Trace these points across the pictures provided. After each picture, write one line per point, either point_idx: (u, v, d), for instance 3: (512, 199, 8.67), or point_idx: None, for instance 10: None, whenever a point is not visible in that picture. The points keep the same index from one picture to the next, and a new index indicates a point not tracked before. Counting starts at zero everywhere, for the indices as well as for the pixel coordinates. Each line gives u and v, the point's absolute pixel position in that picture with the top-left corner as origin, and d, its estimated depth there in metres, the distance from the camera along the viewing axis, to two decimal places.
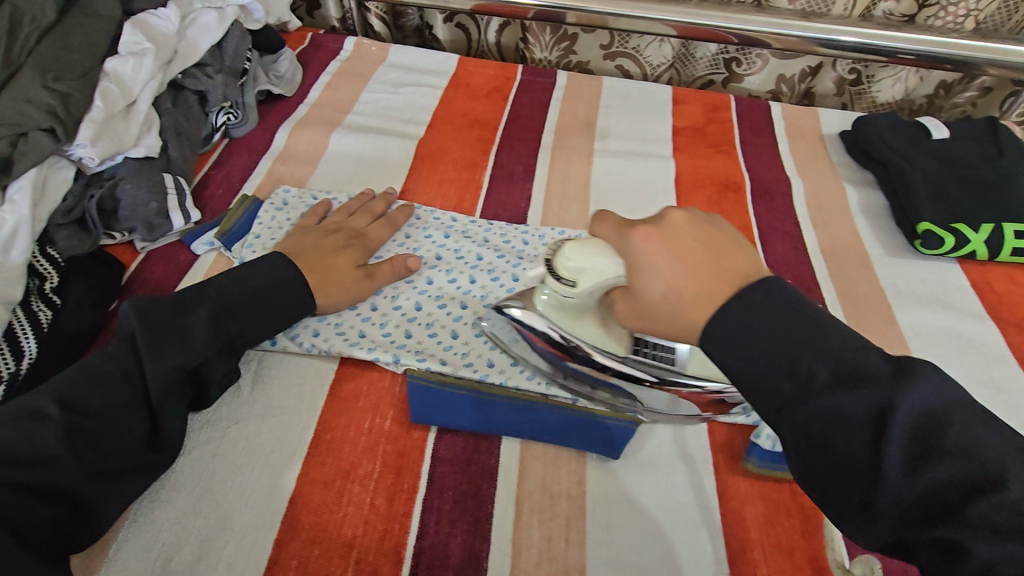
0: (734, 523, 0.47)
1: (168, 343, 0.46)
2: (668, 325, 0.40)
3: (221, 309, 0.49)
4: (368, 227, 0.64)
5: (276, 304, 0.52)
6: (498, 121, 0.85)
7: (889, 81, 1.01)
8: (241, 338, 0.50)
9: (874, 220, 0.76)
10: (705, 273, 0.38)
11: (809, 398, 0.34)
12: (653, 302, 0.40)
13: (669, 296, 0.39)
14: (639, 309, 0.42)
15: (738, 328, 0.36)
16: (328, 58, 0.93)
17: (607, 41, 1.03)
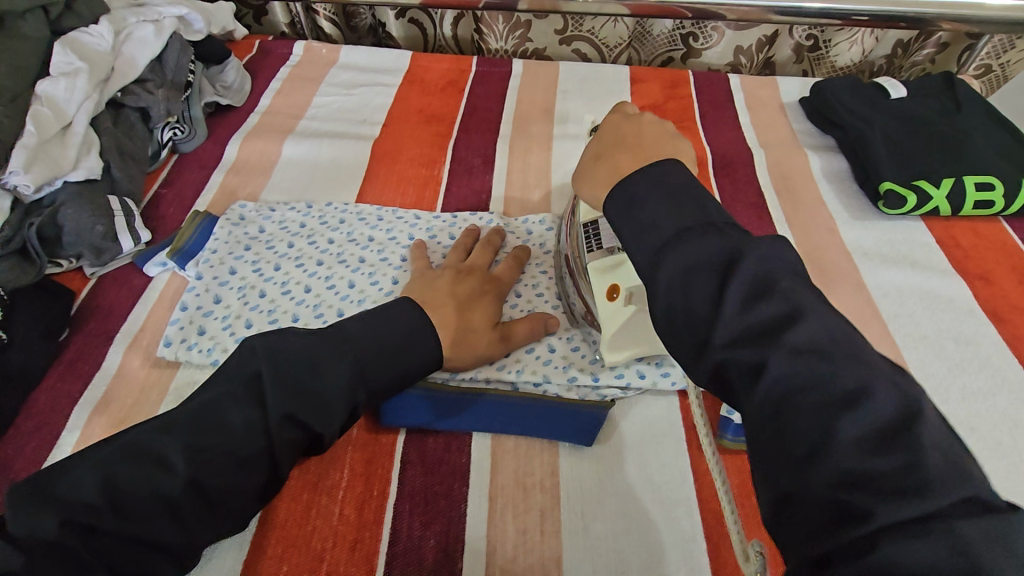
0: (710, 499, 0.47)
1: (301, 403, 0.41)
2: (591, 180, 0.44)
3: (359, 374, 0.44)
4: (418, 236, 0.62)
5: (408, 354, 0.46)
6: (454, 115, 0.84)
7: (846, 44, 1.00)
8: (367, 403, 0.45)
9: (837, 184, 0.76)
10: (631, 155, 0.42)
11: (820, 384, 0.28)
12: (588, 161, 0.45)
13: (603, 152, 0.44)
14: (581, 170, 0.45)
15: (638, 192, 0.38)
16: (277, 65, 0.91)
17: (561, 26, 1.02)
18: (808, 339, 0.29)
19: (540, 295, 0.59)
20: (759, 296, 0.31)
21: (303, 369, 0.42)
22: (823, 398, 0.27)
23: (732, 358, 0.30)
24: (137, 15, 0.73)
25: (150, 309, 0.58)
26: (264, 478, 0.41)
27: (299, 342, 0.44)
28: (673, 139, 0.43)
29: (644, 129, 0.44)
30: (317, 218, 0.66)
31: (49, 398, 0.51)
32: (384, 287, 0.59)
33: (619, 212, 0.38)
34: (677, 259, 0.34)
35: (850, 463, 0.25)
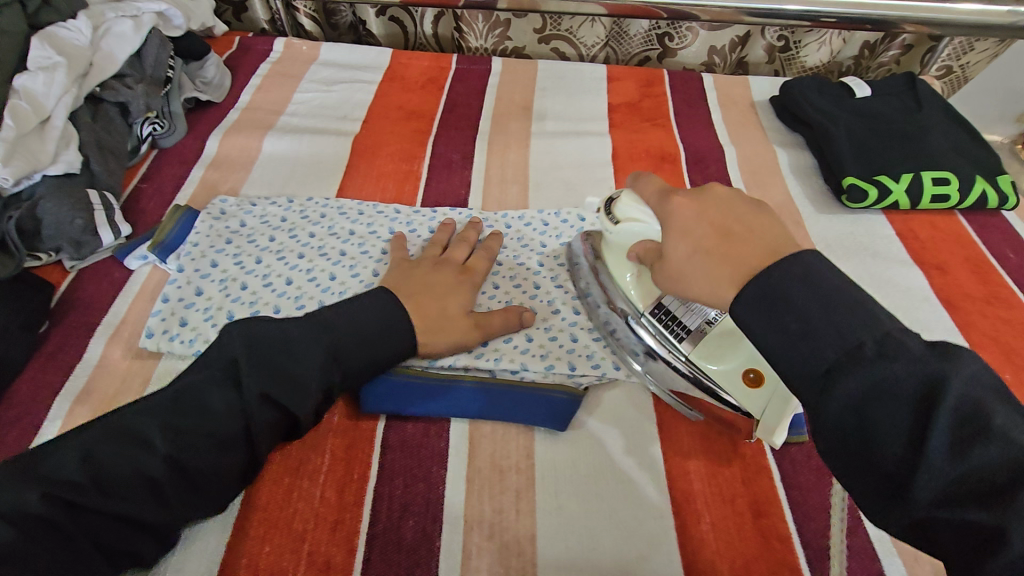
0: (677, 477, 0.49)
1: (277, 382, 0.43)
2: (706, 283, 0.40)
3: (333, 355, 0.45)
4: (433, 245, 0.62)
5: (385, 346, 0.48)
6: (434, 112, 0.85)
7: (814, 45, 1.03)
8: (340, 384, 0.46)
9: (804, 179, 0.79)
10: (738, 255, 0.39)
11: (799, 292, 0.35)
12: (692, 259, 0.41)
13: (700, 251, 0.41)
14: (676, 274, 0.42)
15: (776, 290, 0.36)
16: (257, 61, 0.91)
17: (540, 25, 1.04)
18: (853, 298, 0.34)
19: (518, 287, 0.61)
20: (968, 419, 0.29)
21: (278, 351, 0.44)
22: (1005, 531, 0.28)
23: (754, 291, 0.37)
24: (116, 10, 0.73)
25: (131, 301, 0.59)
26: (242, 458, 0.42)
27: (275, 327, 0.45)
28: (769, 226, 0.40)
29: (737, 217, 0.41)
30: (299, 212, 0.67)
31: (28, 388, 0.52)
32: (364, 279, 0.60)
33: (756, 313, 0.37)
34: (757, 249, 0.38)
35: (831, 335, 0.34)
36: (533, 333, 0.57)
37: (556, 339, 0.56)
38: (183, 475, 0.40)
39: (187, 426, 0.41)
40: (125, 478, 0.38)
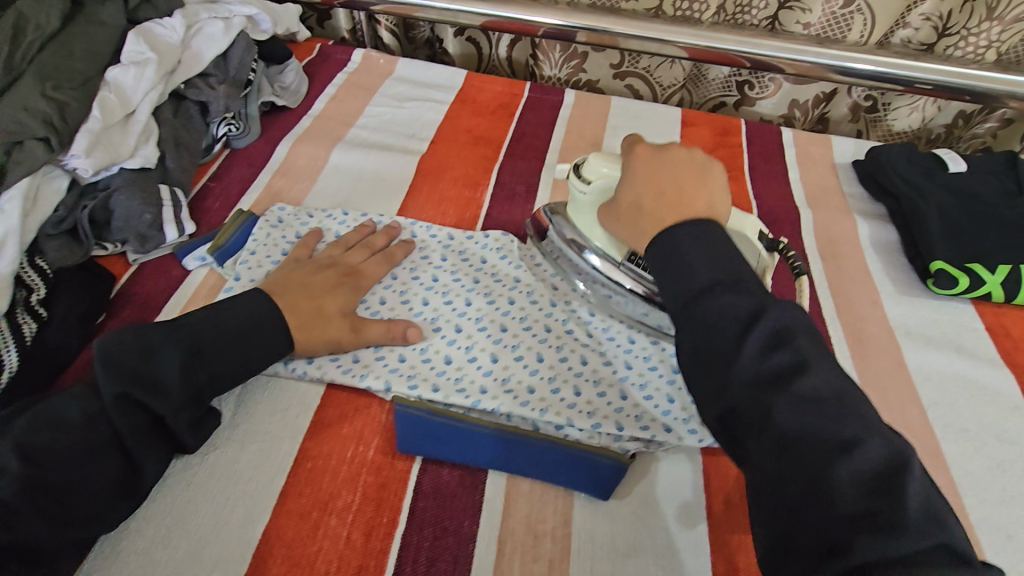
0: (725, 574, 0.45)
1: (142, 388, 0.44)
2: (628, 227, 0.53)
3: (195, 358, 0.47)
4: (363, 263, 0.60)
5: (256, 353, 0.50)
6: (502, 139, 0.84)
7: (906, 110, 0.98)
8: (211, 386, 0.47)
9: (885, 255, 0.74)
10: (661, 200, 0.49)
11: (711, 301, 0.41)
12: (627, 208, 0.52)
13: (633, 205, 0.51)
14: (612, 215, 0.55)
15: (686, 242, 0.45)
16: (335, 70, 0.92)
17: (617, 61, 1.02)
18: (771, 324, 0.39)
19: (570, 332, 0.58)
20: (774, 346, 0.38)
21: (135, 354, 0.45)
22: (820, 447, 0.34)
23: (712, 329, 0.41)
24: (208, 11, 0.75)
25: (185, 301, 0.59)
26: (115, 469, 0.43)
27: (154, 344, 0.46)
28: (700, 190, 0.49)
29: (672, 177, 0.50)
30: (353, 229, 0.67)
31: (74, 381, 0.51)
32: (414, 307, 0.59)
33: (664, 257, 0.45)
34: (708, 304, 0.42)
35: (756, 373, 0.38)
36: (581, 386, 0.54)
37: (605, 397, 0.53)
38: (44, 492, 0.39)
39: (45, 443, 0.41)
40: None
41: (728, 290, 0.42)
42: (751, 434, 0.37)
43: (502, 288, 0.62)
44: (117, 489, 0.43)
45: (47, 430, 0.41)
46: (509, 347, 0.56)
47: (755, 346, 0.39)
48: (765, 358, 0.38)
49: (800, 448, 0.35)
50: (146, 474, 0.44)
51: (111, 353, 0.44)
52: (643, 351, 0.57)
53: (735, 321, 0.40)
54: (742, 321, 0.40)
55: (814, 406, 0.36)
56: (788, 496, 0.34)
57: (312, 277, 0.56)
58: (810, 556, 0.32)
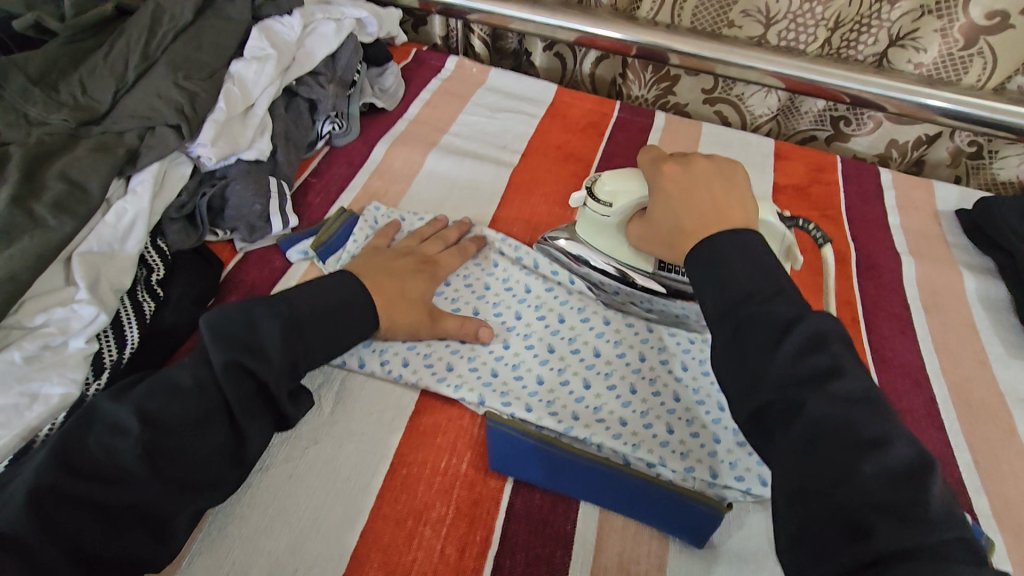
0: None
1: (248, 354, 0.45)
2: (666, 247, 0.55)
3: (293, 326, 0.48)
4: (440, 256, 0.62)
5: (349, 327, 0.51)
6: (592, 158, 0.83)
7: (1014, 159, 0.92)
8: (306, 361, 0.49)
9: (993, 312, 0.70)
10: (702, 212, 0.50)
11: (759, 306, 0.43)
12: (661, 235, 0.55)
13: (674, 228, 0.52)
14: (648, 231, 0.56)
15: (720, 257, 0.47)
16: (429, 76, 0.94)
17: (709, 86, 1.00)
18: (809, 328, 0.41)
19: (664, 363, 0.56)
20: (810, 350, 0.40)
21: (244, 326, 0.46)
22: (851, 445, 0.36)
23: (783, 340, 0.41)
24: (324, 12, 0.77)
25: None
26: (223, 437, 0.44)
27: (258, 314, 0.47)
28: (738, 205, 0.51)
29: (711, 189, 0.52)
30: None
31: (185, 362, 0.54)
32: (507, 320, 0.59)
33: (702, 270, 0.47)
34: (746, 313, 0.43)
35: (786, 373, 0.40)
36: (674, 424, 0.52)
37: (699, 439, 0.51)
38: (165, 458, 0.41)
39: (164, 409, 0.42)
40: (112, 464, 0.40)
41: (771, 298, 0.43)
42: (782, 424, 0.39)
43: (594, 306, 0.60)
44: (225, 456, 0.44)
45: (162, 396, 0.43)
46: (602, 374, 0.55)
47: (790, 348, 0.40)
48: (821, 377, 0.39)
49: (827, 447, 0.36)
50: (250, 447, 0.45)
51: (217, 321, 0.46)
52: None
53: (776, 328, 0.42)
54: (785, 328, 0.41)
55: (845, 404, 0.37)
56: (813, 487, 0.36)
57: (394, 266, 0.58)
58: (832, 535, 0.34)
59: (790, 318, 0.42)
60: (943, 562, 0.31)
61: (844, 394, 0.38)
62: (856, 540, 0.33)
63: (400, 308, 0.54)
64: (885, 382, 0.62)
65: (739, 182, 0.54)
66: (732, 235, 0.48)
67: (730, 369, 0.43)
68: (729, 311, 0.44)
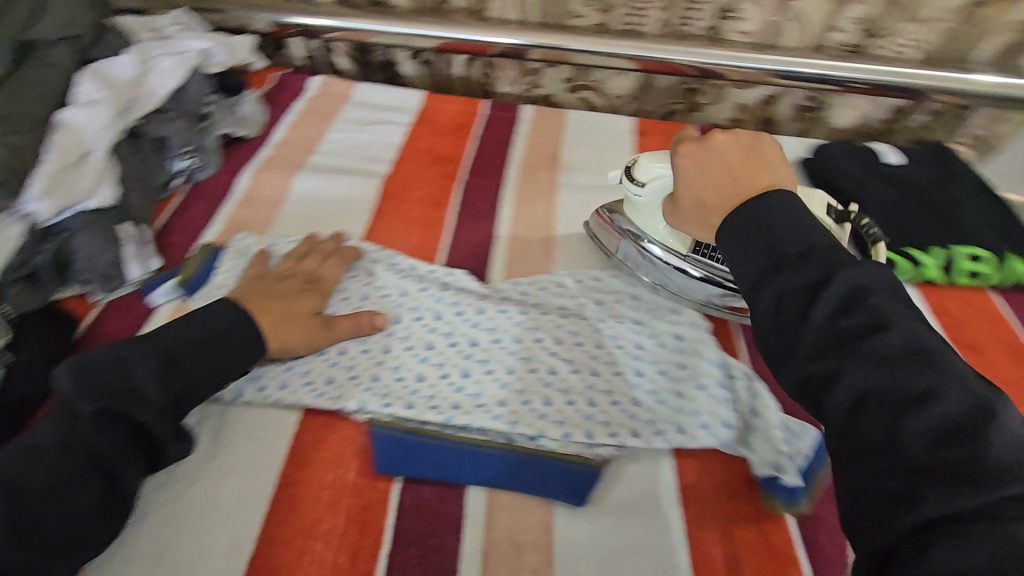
0: (703, 566, 0.46)
1: (116, 397, 0.45)
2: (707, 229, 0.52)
3: (165, 361, 0.48)
4: (320, 270, 0.63)
5: (229, 348, 0.51)
6: (463, 158, 0.86)
7: (842, 107, 1.04)
8: (188, 396, 0.49)
9: None
10: (724, 186, 0.48)
11: (789, 271, 0.39)
12: (693, 211, 0.52)
13: (698, 205, 0.51)
14: (680, 210, 0.54)
15: (740, 232, 0.42)
16: (292, 98, 0.93)
17: (569, 75, 1.05)
18: (846, 285, 0.36)
19: (538, 341, 0.59)
20: (846, 309, 0.36)
21: (113, 369, 0.47)
22: (893, 401, 0.32)
23: (784, 287, 0.38)
24: (162, 47, 0.75)
25: None
26: (87, 492, 0.42)
27: (130, 355, 0.48)
28: (771, 170, 0.48)
29: (726, 158, 0.49)
30: None
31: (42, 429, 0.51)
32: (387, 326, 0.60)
33: (736, 243, 0.42)
34: (782, 282, 0.38)
35: (817, 337, 0.36)
36: (551, 396, 0.55)
37: (574, 405, 0.54)
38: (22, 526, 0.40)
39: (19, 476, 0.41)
40: None
41: (802, 257, 0.39)
42: (825, 390, 0.35)
43: (469, 298, 0.63)
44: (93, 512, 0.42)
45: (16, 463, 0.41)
46: (479, 361, 0.57)
47: (826, 306, 0.36)
48: (855, 338, 0.35)
49: (874, 406, 0.33)
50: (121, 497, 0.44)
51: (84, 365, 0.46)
52: (609, 356, 0.59)
53: (804, 290, 0.38)
54: (792, 266, 0.39)
55: (882, 364, 0.33)
56: (867, 459, 0.32)
57: (275, 286, 0.59)
58: (882, 502, 0.31)
59: (822, 278, 0.37)
60: (1009, 522, 0.27)
61: (889, 346, 0.34)
62: (903, 506, 0.30)
63: (270, 334, 0.54)
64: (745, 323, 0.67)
65: (775, 157, 0.50)
66: (766, 198, 0.43)
67: (766, 337, 0.39)
68: (767, 296, 0.39)
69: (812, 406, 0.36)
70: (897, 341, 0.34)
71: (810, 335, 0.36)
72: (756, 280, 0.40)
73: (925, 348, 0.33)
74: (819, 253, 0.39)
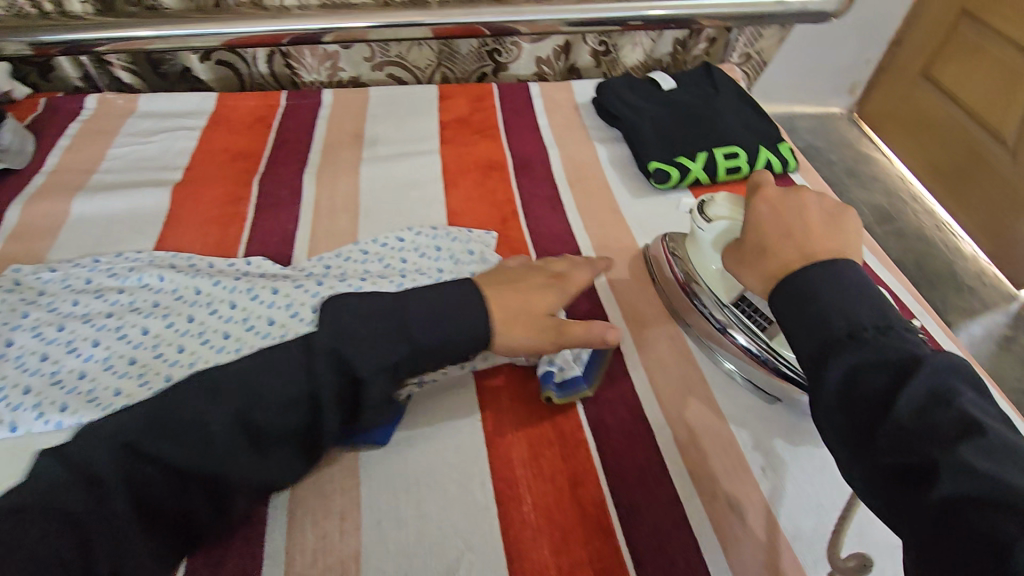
0: (501, 467, 0.50)
1: None
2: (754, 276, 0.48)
3: None
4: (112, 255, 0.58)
5: None
6: (262, 151, 0.84)
7: (630, 46, 1.12)
8: None
9: (621, 168, 0.85)
10: (811, 231, 0.45)
11: (862, 349, 0.37)
12: (752, 251, 0.48)
13: (756, 248, 0.48)
14: (739, 254, 0.51)
15: (813, 285, 0.41)
16: (66, 121, 0.87)
17: (369, 54, 1.05)
18: (930, 374, 0.35)
19: None
20: (935, 403, 0.34)
21: None
22: (997, 501, 0.29)
23: (858, 365, 0.36)
24: None
25: None
26: None
27: None
28: (834, 235, 0.45)
29: (805, 218, 0.47)
30: (104, 270, 0.64)
31: None
32: (178, 326, 0.58)
33: (789, 303, 0.42)
34: (850, 360, 0.37)
35: (904, 423, 0.34)
36: None
37: None
38: None
39: None
40: None
41: (881, 333, 0.37)
42: (910, 489, 0.33)
43: (265, 282, 0.62)
44: None
45: None
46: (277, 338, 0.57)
47: (911, 397, 0.34)
48: (936, 423, 0.33)
49: (966, 509, 0.30)
50: None
51: None
52: None
53: (888, 371, 0.36)
54: (853, 346, 0.37)
55: (992, 463, 0.31)
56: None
57: None
58: None
59: (907, 359, 0.36)
60: None
61: (973, 449, 0.31)
62: (911, 476, 0.33)
63: None
64: (543, 252, 0.72)
65: (853, 230, 0.47)
66: (828, 267, 0.41)
67: (842, 422, 0.37)
68: (833, 378, 0.37)
69: (891, 497, 0.34)
70: (987, 446, 0.31)
71: (926, 422, 0.33)
72: (883, 327, 0.38)
73: (960, 457, 0.31)
74: (895, 335, 0.37)
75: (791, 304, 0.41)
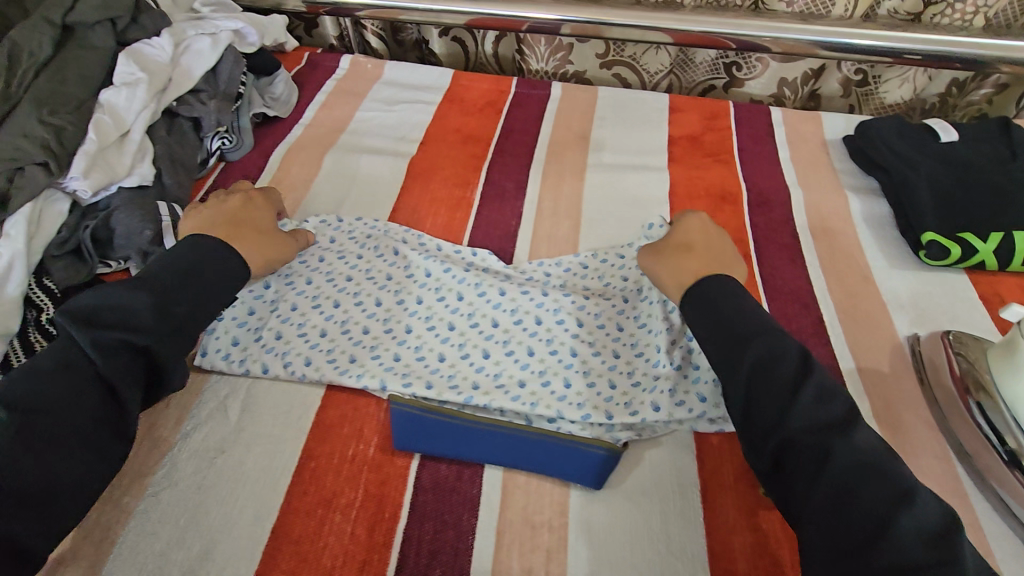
0: (721, 555, 0.45)
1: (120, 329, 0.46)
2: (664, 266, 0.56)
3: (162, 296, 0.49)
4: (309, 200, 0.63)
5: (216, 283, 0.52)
6: (491, 137, 0.85)
7: (895, 81, 0.97)
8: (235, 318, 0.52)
9: (877, 228, 0.74)
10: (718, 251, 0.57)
11: (770, 359, 0.44)
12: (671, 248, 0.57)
13: (680, 246, 0.57)
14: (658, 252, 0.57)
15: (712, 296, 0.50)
16: (323, 78, 0.94)
17: (602, 51, 1.02)
18: (820, 374, 0.43)
19: (560, 323, 0.58)
20: (825, 399, 0.42)
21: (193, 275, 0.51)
22: (887, 498, 0.37)
23: (766, 369, 0.44)
24: (196, 28, 0.76)
25: None
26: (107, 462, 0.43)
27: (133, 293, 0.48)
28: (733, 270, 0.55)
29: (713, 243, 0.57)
30: (347, 233, 0.68)
31: None
32: (410, 307, 0.60)
33: (699, 303, 0.50)
34: (757, 351, 0.45)
35: (803, 425, 0.41)
36: (572, 377, 0.54)
37: (595, 387, 0.54)
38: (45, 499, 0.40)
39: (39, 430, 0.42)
40: None
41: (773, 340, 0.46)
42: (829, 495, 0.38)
43: (492, 279, 0.62)
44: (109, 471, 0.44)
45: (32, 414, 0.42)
46: (500, 342, 0.57)
47: (809, 396, 0.42)
48: (832, 424, 0.41)
49: (856, 493, 0.38)
50: None
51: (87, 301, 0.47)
52: (633, 339, 0.58)
53: (791, 376, 0.43)
54: (771, 361, 0.44)
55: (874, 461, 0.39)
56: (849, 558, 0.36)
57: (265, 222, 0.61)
58: None
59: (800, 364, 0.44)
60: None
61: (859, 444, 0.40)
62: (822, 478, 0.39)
63: None
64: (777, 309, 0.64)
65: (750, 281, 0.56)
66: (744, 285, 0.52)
67: (746, 423, 0.43)
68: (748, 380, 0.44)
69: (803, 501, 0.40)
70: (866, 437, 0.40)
71: (817, 419, 0.41)
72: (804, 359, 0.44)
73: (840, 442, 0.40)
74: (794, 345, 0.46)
75: (701, 311, 0.50)
